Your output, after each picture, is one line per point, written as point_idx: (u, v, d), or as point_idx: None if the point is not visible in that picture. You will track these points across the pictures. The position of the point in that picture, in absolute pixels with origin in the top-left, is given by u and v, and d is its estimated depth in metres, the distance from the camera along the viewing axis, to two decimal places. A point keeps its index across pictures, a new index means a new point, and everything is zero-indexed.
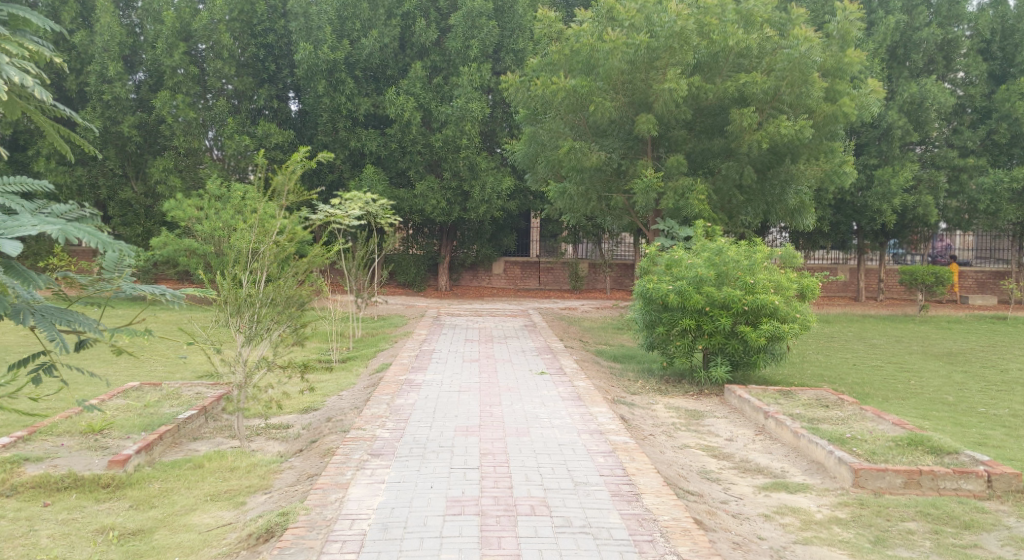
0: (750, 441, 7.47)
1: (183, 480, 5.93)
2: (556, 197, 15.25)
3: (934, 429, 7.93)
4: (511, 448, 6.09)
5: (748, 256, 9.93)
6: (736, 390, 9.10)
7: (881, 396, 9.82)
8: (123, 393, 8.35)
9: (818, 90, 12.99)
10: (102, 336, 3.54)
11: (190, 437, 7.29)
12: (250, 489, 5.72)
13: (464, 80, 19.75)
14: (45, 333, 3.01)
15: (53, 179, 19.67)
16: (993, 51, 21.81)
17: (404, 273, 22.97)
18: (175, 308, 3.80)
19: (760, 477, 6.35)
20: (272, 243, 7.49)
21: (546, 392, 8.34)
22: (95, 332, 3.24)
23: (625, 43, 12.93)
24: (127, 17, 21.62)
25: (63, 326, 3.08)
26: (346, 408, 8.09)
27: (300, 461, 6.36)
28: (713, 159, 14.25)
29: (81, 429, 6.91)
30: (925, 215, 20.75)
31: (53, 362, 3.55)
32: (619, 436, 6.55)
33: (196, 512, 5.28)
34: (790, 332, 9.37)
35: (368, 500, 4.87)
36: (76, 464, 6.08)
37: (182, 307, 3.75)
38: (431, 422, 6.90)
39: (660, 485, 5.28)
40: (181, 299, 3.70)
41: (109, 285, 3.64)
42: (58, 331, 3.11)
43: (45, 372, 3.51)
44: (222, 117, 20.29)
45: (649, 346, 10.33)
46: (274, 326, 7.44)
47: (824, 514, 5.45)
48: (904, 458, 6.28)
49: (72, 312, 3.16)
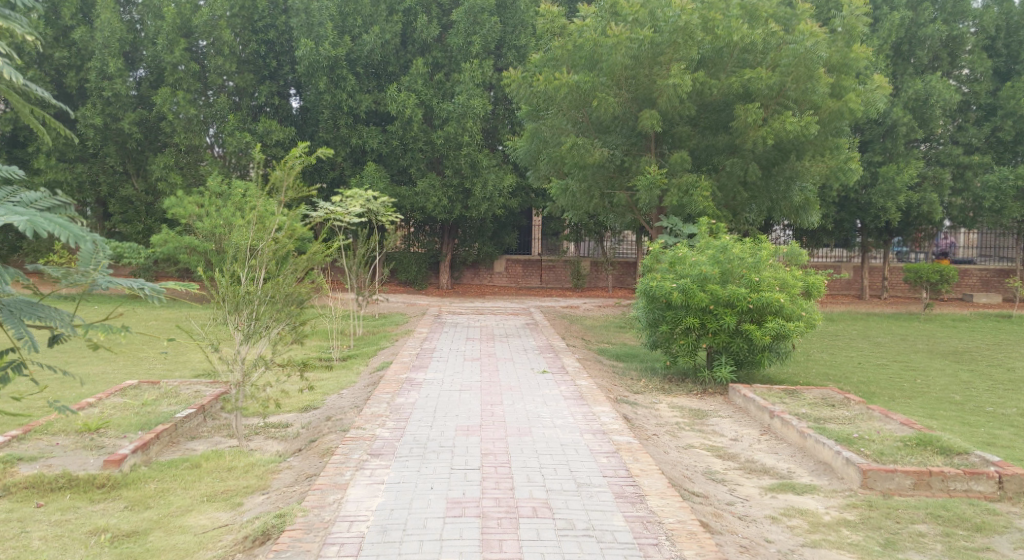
0: (755, 441, 7.37)
1: (179, 480, 5.84)
2: (558, 194, 15.31)
3: (942, 429, 7.81)
4: (513, 448, 5.99)
5: (753, 253, 9.81)
6: (740, 389, 8.98)
7: (887, 395, 9.71)
8: (120, 391, 8.25)
9: (823, 85, 12.85)
10: (78, 331, 3.41)
11: (188, 436, 7.19)
12: (247, 489, 5.61)
13: (466, 76, 19.62)
14: (14, 330, 2.91)
15: (54, 176, 19.59)
16: (998, 47, 21.59)
17: (404, 271, 22.86)
18: (156, 302, 3.66)
19: (766, 478, 6.24)
20: (271, 239, 7.40)
21: (547, 391, 8.24)
22: (69, 328, 3.14)
23: (628, 37, 12.86)
24: (127, 13, 21.43)
25: (33, 322, 2.98)
26: (345, 407, 7.98)
27: (298, 461, 6.26)
28: (717, 155, 14.13)
29: (77, 428, 6.82)
30: (930, 213, 20.58)
31: (24, 360, 3.43)
32: (622, 436, 6.44)
33: (192, 513, 5.18)
34: (795, 331, 9.26)
35: (367, 502, 4.77)
36: (70, 464, 5.99)
37: (163, 302, 3.63)
38: (432, 421, 6.81)
39: (664, 486, 5.17)
40: (162, 294, 3.57)
41: (84, 278, 3.53)
42: (28, 328, 3.01)
43: (15, 370, 3.40)
44: (223, 114, 20.25)
45: (652, 345, 10.21)
46: (273, 324, 7.33)
47: (832, 516, 5.34)
48: (913, 458, 6.17)
49: (43, 306, 3.05)
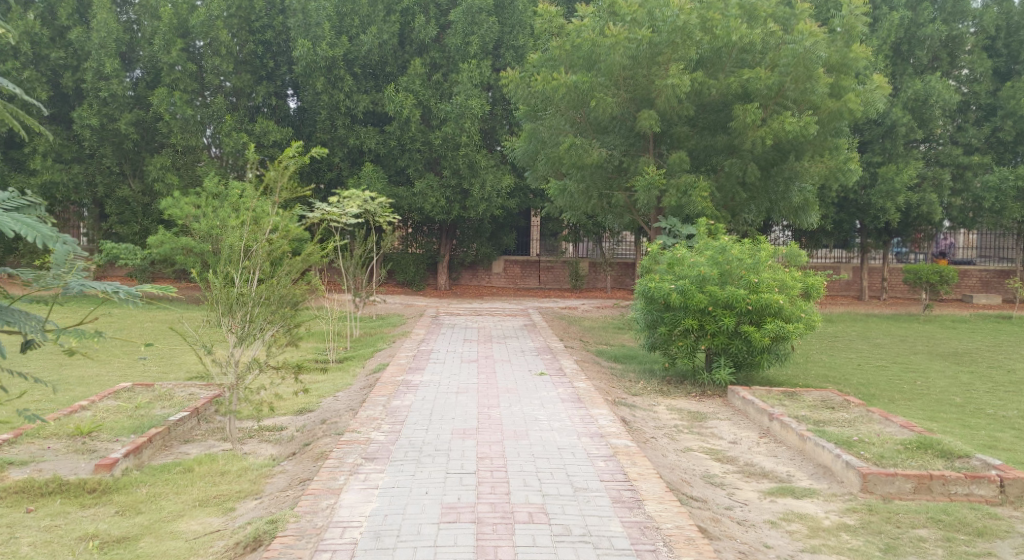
0: (754, 444, 7.31)
1: (171, 484, 5.76)
2: (556, 195, 15.24)
3: (943, 431, 7.74)
4: (509, 451, 5.92)
5: (752, 254, 9.75)
6: (739, 391, 8.92)
7: (887, 398, 9.64)
8: (114, 394, 8.18)
9: (823, 85, 12.79)
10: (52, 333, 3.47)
11: (181, 439, 7.12)
12: (240, 494, 5.54)
13: (464, 76, 19.55)
14: None
15: (50, 177, 19.51)
16: (998, 47, 21.54)
17: (402, 272, 22.79)
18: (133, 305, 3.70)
19: (765, 482, 6.18)
20: (265, 240, 7.34)
21: (545, 394, 8.18)
22: (38, 333, 3.20)
23: (626, 37, 12.82)
24: (124, 13, 21.36)
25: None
26: (341, 409, 7.91)
27: (292, 465, 6.18)
28: (716, 155, 14.06)
29: (69, 431, 6.75)
30: (930, 214, 20.51)
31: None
32: (619, 439, 6.38)
33: (183, 518, 5.10)
34: (794, 332, 9.21)
35: (361, 507, 4.70)
36: (61, 468, 5.92)
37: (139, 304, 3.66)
38: (428, 424, 6.74)
39: (662, 490, 5.10)
40: (138, 297, 3.60)
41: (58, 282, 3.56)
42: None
43: None
44: (220, 114, 20.17)
45: (650, 347, 10.15)
46: (268, 326, 7.26)
47: (832, 520, 5.27)
48: (914, 462, 6.10)
49: (11, 310, 3.12)
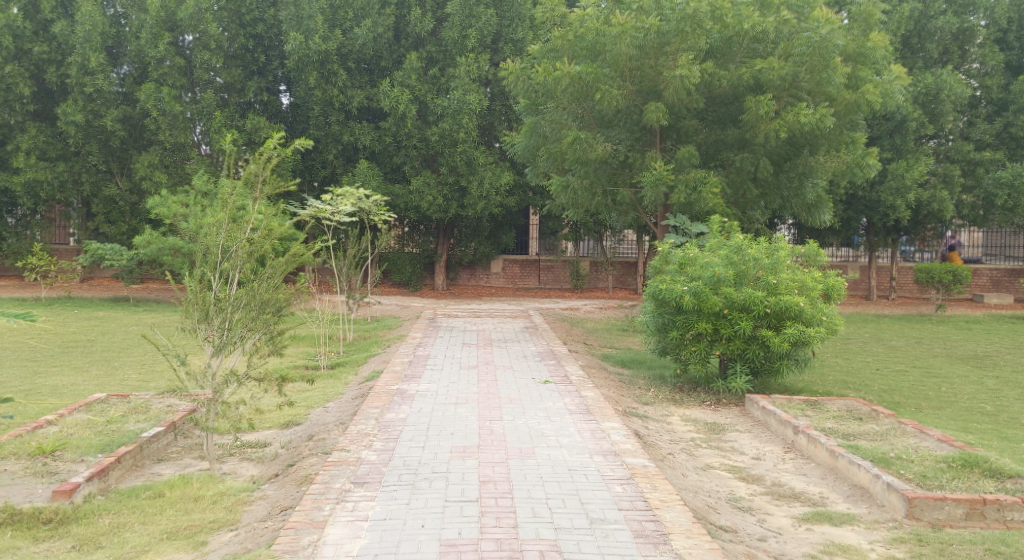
0: (780, 461, 6.73)
1: (138, 513, 5.16)
2: (557, 191, 14.47)
3: (982, 445, 7.15)
4: (515, 474, 5.34)
5: (770, 253, 9.17)
6: (758, 401, 8.33)
7: (915, 406, 9.04)
8: (86, 406, 7.59)
9: (840, 76, 12.14)
10: None
11: (155, 458, 6.53)
12: (213, 525, 4.95)
13: (461, 70, 18.87)
14: None
15: (34, 176, 19.05)
16: (1010, 40, 20.83)
17: (399, 272, 22.24)
18: None
19: (798, 506, 5.59)
20: (246, 240, 6.74)
21: (550, 404, 7.61)
22: None
23: (633, 26, 12.19)
24: (111, 6, 20.62)
25: None
26: (330, 423, 7.31)
27: (273, 490, 5.58)
28: (726, 150, 13.44)
29: (29, 451, 6.14)
30: (941, 210, 19.95)
31: None
32: (635, 458, 5.80)
33: (148, 555, 4.47)
34: (815, 337, 8.61)
35: (348, 545, 4.11)
36: (15, 495, 5.32)
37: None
38: (425, 441, 6.17)
39: (689, 522, 4.51)
40: None
41: None
42: None
43: None
44: (209, 110, 19.51)
45: (661, 352, 9.55)
46: (248, 334, 6.65)
47: (878, 553, 4.69)
48: (961, 483, 5.51)
49: None
